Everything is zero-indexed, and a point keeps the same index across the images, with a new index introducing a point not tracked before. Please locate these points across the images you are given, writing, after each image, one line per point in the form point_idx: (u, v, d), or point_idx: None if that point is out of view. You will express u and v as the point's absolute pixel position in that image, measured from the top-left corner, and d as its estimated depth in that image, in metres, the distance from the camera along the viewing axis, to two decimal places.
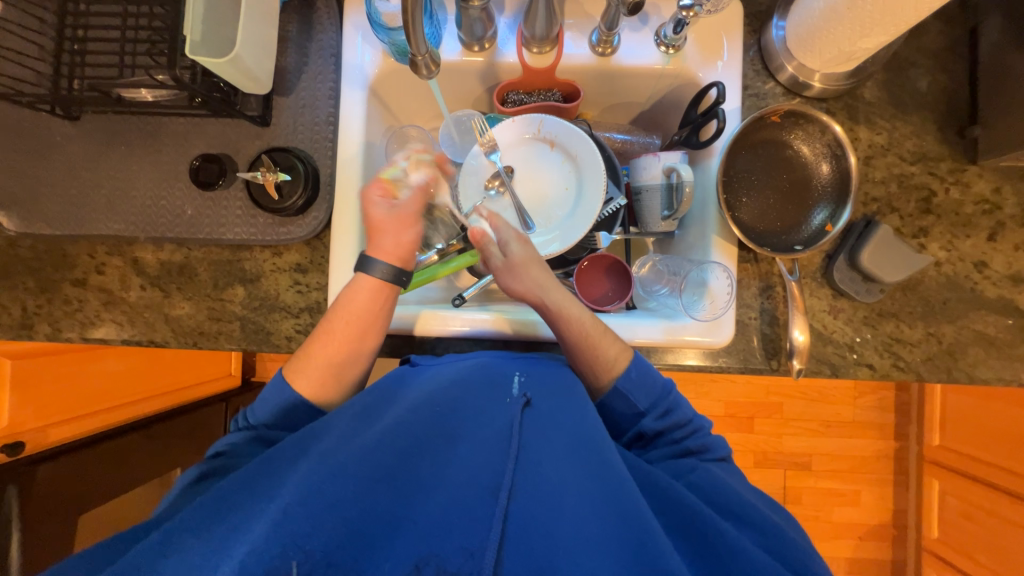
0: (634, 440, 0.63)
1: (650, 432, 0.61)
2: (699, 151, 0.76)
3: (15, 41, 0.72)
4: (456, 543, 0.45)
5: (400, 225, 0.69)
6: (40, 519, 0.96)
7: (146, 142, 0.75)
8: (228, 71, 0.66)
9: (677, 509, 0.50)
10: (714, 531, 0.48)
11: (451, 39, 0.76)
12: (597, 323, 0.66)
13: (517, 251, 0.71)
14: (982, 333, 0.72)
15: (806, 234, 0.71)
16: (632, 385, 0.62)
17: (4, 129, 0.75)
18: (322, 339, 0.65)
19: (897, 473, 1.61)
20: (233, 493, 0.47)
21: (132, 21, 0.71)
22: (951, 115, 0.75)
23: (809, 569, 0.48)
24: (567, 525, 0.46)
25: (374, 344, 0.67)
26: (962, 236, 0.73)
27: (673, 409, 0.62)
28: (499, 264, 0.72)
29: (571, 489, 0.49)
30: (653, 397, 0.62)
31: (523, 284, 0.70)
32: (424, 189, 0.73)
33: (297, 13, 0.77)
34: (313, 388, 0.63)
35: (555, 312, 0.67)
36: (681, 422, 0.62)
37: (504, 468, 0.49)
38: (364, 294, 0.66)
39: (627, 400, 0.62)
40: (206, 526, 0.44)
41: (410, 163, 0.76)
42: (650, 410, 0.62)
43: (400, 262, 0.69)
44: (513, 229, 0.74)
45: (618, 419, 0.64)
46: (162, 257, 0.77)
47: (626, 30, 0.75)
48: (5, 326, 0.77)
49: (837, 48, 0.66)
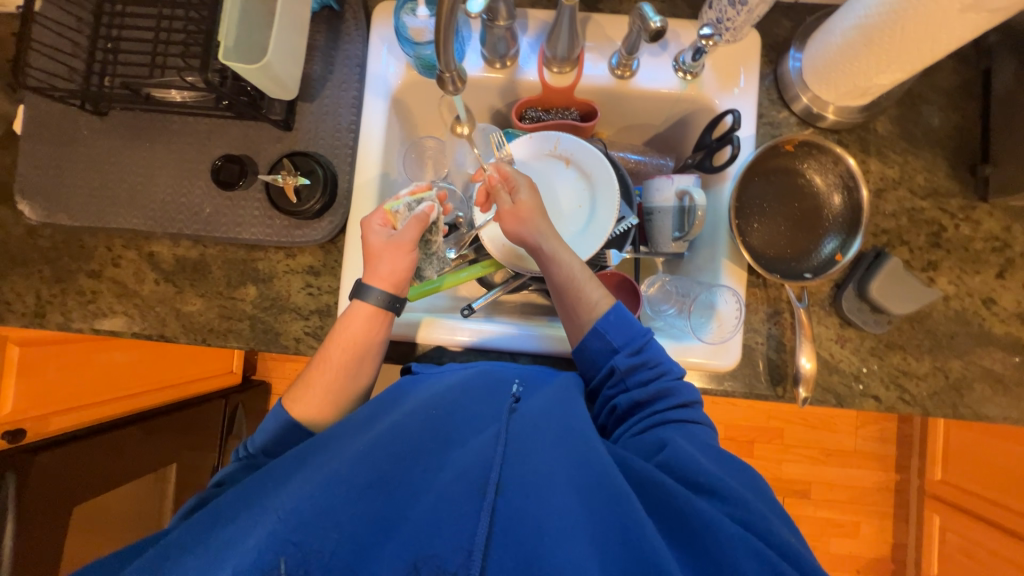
0: (607, 376, 0.62)
1: (622, 366, 0.60)
2: (711, 175, 0.78)
3: (51, 37, 0.75)
4: (448, 538, 0.44)
5: (398, 252, 0.66)
6: (34, 511, 0.90)
7: (171, 140, 0.77)
8: (258, 78, 0.68)
9: (653, 488, 0.48)
10: (686, 506, 0.46)
11: (474, 55, 0.78)
12: (585, 269, 0.67)
13: (525, 199, 0.71)
14: (989, 370, 0.72)
15: (815, 262, 0.72)
16: (609, 324, 0.62)
17: (33, 120, 0.77)
18: (319, 363, 0.65)
19: (897, 506, 1.59)
20: (232, 506, 0.48)
21: (166, 23, 0.73)
22: (962, 153, 0.76)
23: (779, 534, 0.46)
24: (557, 514, 0.46)
25: (372, 368, 0.67)
26: (971, 272, 0.73)
27: (646, 347, 0.61)
28: (505, 208, 0.71)
29: (560, 478, 0.49)
30: (628, 335, 0.62)
31: (525, 232, 0.69)
32: (423, 217, 0.68)
33: (326, 23, 0.79)
34: (313, 413, 0.63)
35: (547, 255, 0.68)
36: (653, 363, 0.60)
37: (492, 463, 0.49)
38: (361, 321, 0.66)
39: (602, 338, 0.62)
40: (203, 540, 0.45)
41: (416, 193, 0.73)
42: (624, 347, 0.61)
43: (395, 289, 0.67)
44: (524, 177, 0.73)
45: (593, 357, 0.63)
46: (177, 253, 0.78)
47: (646, 55, 0.77)
48: (18, 313, 0.78)
49: (852, 83, 0.67)
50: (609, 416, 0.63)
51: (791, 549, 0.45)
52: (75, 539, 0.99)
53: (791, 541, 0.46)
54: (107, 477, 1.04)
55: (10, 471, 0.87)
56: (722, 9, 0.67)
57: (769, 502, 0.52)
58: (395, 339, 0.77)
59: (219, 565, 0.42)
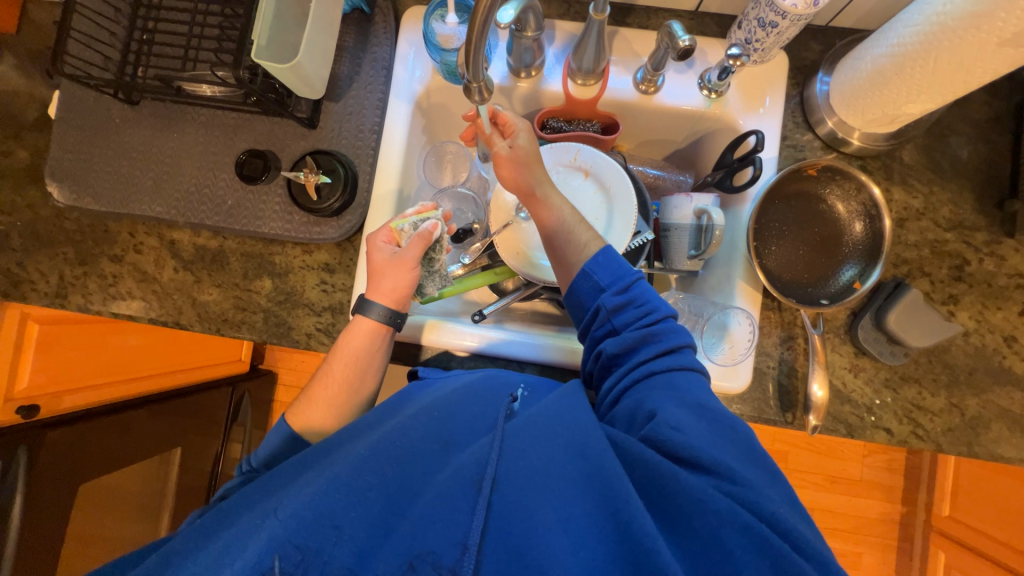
0: (594, 317, 0.61)
1: (609, 306, 0.59)
2: (732, 195, 0.77)
3: (90, 26, 0.76)
4: (444, 533, 0.45)
5: (401, 269, 0.67)
6: (45, 489, 0.92)
7: (199, 132, 0.78)
8: (288, 77, 0.69)
9: (639, 466, 0.48)
10: (676, 485, 0.45)
11: (499, 64, 0.78)
12: (575, 212, 0.67)
13: (523, 144, 0.68)
14: (1007, 410, 0.71)
15: (832, 288, 0.72)
16: (597, 265, 0.61)
17: (68, 106, 0.79)
18: (323, 377, 0.67)
19: (901, 540, 1.56)
20: (238, 510, 0.50)
21: (201, 18, 0.74)
22: (989, 187, 0.74)
23: (767, 507, 0.45)
24: (551, 510, 0.46)
25: (375, 380, 0.69)
26: (993, 308, 0.72)
27: (634, 287, 0.60)
28: (500, 153, 0.68)
29: (556, 471, 0.48)
30: (616, 275, 0.61)
31: (522, 179, 0.68)
32: (428, 235, 0.68)
33: (355, 25, 0.81)
34: (314, 426, 0.65)
35: (540, 199, 0.67)
36: (639, 302, 0.59)
37: (488, 459, 0.49)
38: (363, 338, 0.67)
39: (590, 278, 0.61)
40: (204, 546, 0.46)
41: (421, 212, 0.71)
42: (611, 286, 0.60)
43: (396, 305, 0.68)
44: (522, 121, 0.70)
45: (581, 299, 0.62)
46: (197, 242, 0.80)
47: (671, 71, 0.77)
48: (40, 292, 0.80)
49: (880, 110, 0.66)
50: (596, 363, 0.62)
51: (782, 521, 0.44)
52: (79, 514, 1.00)
53: (780, 510, 0.45)
54: (114, 457, 1.06)
55: (23, 447, 0.89)
56: (752, 29, 0.68)
57: (761, 467, 0.50)
58: (404, 341, 0.77)
59: (223, 565, 0.43)
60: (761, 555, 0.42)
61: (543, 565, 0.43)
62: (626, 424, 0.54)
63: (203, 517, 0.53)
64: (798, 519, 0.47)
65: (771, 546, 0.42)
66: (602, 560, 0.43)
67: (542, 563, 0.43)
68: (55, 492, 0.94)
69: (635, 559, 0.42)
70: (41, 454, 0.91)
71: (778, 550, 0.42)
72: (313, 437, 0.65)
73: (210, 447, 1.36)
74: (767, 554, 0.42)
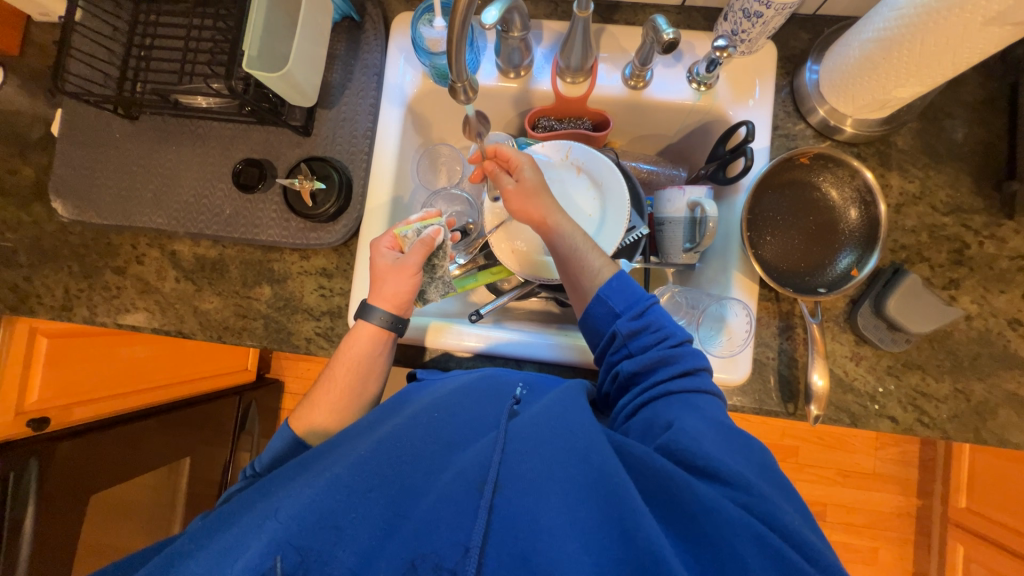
0: (610, 341, 0.60)
1: (624, 332, 0.59)
2: (725, 187, 0.78)
3: (89, 45, 0.79)
4: (448, 537, 0.45)
5: (402, 275, 0.68)
6: (55, 499, 0.93)
7: (196, 144, 0.80)
8: (279, 85, 0.70)
9: (651, 476, 0.47)
10: (686, 491, 0.45)
11: (488, 65, 0.79)
12: (587, 239, 0.66)
13: (530, 176, 0.68)
14: (1014, 394, 0.69)
15: (830, 277, 0.71)
16: (611, 290, 0.61)
17: (69, 123, 0.81)
18: (325, 383, 0.68)
19: (918, 534, 1.52)
20: (236, 511, 0.50)
21: (196, 33, 0.76)
22: (986, 169, 0.73)
23: (781, 519, 0.44)
24: (553, 512, 0.45)
25: (376, 385, 0.70)
26: (995, 292, 0.71)
27: (649, 311, 0.59)
28: (509, 188, 0.69)
29: (558, 474, 0.48)
30: (630, 300, 0.60)
31: (532, 208, 0.67)
32: (428, 241, 0.69)
33: (346, 32, 0.82)
34: (314, 433, 0.65)
35: (550, 228, 0.66)
36: (655, 327, 0.59)
37: (490, 462, 0.49)
38: (363, 343, 0.68)
39: (605, 303, 0.60)
40: (201, 549, 0.47)
41: (424, 219, 0.71)
42: (626, 311, 0.59)
43: (397, 309, 0.69)
44: (524, 155, 0.70)
45: (596, 324, 0.62)
46: (197, 252, 0.81)
47: (659, 66, 0.77)
48: (47, 306, 0.81)
49: (871, 96, 0.66)
50: (612, 383, 0.61)
51: (794, 532, 0.43)
52: (90, 525, 1.01)
53: (794, 522, 0.44)
54: (125, 468, 1.07)
55: (34, 459, 0.90)
56: (738, 21, 0.68)
57: (773, 480, 0.49)
58: (403, 343, 0.77)
59: (225, 564, 0.43)
60: (771, 566, 0.41)
61: (547, 566, 0.42)
62: (640, 436, 0.54)
63: (206, 517, 0.54)
64: (810, 531, 0.46)
65: (783, 558, 0.41)
66: (608, 564, 0.42)
67: (546, 563, 0.42)
68: (66, 501, 0.94)
69: (639, 564, 0.42)
70: (50, 466, 0.92)
71: (789, 562, 0.41)
72: (313, 439, 0.65)
73: (218, 457, 1.37)
74: (779, 568, 0.41)
